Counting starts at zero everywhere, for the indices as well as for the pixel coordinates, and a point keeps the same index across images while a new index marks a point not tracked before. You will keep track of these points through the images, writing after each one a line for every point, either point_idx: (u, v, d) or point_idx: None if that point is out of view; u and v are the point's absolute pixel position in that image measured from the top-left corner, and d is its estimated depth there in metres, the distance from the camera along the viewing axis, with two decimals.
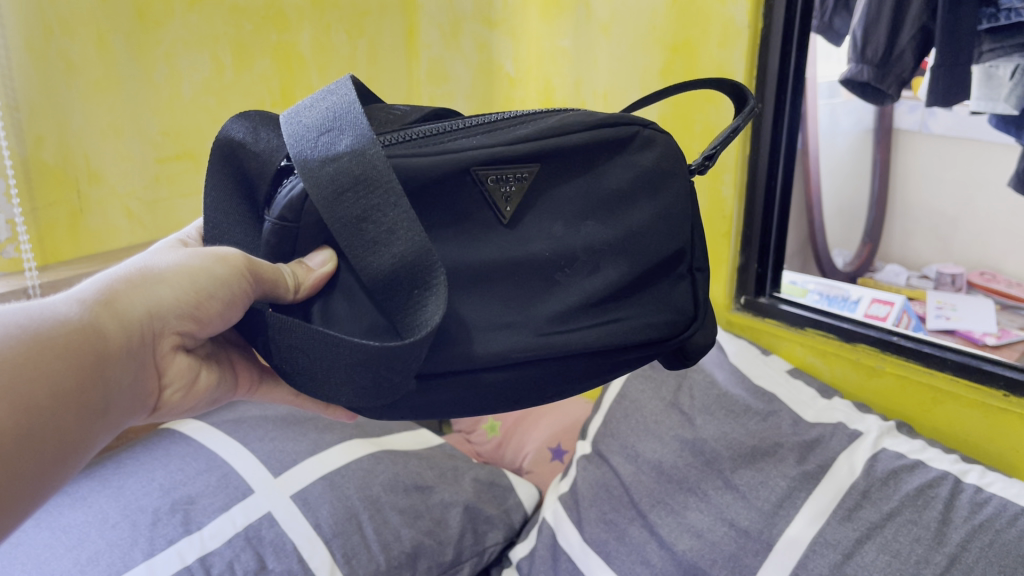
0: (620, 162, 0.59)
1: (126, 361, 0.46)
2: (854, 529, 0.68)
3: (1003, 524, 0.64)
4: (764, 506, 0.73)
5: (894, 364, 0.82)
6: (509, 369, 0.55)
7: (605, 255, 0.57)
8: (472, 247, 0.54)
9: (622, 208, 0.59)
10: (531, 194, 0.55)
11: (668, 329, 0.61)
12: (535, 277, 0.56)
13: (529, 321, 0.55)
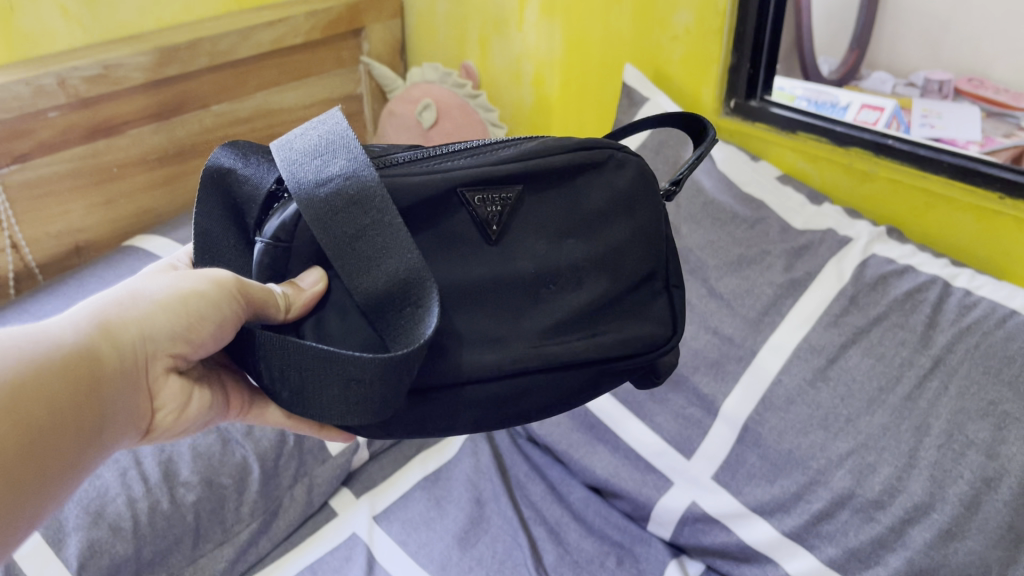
0: (597, 181, 0.55)
1: (115, 385, 0.43)
2: (840, 335, 0.68)
3: (991, 326, 0.63)
4: (749, 313, 0.73)
5: (888, 169, 0.79)
6: (492, 384, 0.51)
7: (588, 270, 0.54)
8: (458, 265, 0.50)
9: (602, 226, 0.55)
10: (515, 211, 0.51)
11: (650, 342, 0.58)
12: (521, 292, 0.52)
13: (520, 335, 0.51)
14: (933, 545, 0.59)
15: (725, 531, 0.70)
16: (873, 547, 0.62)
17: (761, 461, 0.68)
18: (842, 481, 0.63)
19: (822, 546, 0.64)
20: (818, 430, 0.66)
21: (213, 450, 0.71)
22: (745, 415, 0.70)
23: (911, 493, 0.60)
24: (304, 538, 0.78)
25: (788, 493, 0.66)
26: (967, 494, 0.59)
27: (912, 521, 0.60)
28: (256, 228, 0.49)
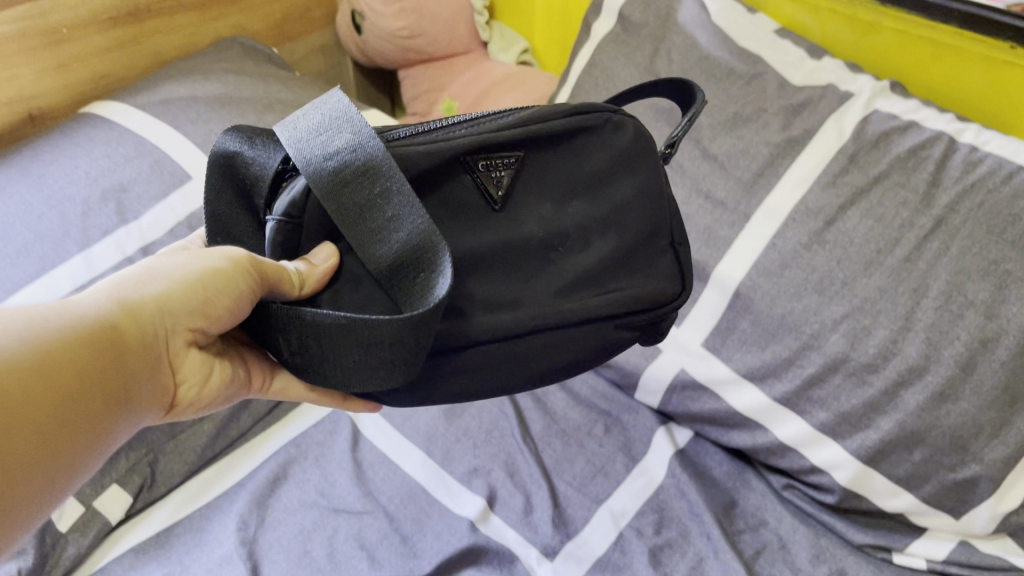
0: (595, 142, 0.53)
1: (138, 358, 0.42)
2: (839, 196, 0.65)
3: (997, 184, 0.60)
4: (744, 175, 0.69)
5: (894, 18, 0.74)
6: (504, 344, 0.50)
7: (594, 230, 0.53)
8: (465, 232, 0.49)
9: (604, 187, 0.53)
10: (518, 177, 0.50)
11: (664, 298, 0.56)
12: (529, 255, 0.50)
13: (532, 296, 0.50)
14: (925, 407, 0.59)
15: (714, 398, 0.69)
16: (865, 410, 0.61)
17: (753, 328, 0.67)
18: (836, 345, 0.62)
19: (812, 410, 0.64)
20: (813, 294, 0.63)
21: None
22: (737, 280, 0.67)
23: (905, 356, 0.59)
24: (287, 411, 0.77)
25: (778, 359, 0.65)
26: (962, 357, 0.58)
27: (906, 384, 0.59)
28: (266, 208, 0.47)
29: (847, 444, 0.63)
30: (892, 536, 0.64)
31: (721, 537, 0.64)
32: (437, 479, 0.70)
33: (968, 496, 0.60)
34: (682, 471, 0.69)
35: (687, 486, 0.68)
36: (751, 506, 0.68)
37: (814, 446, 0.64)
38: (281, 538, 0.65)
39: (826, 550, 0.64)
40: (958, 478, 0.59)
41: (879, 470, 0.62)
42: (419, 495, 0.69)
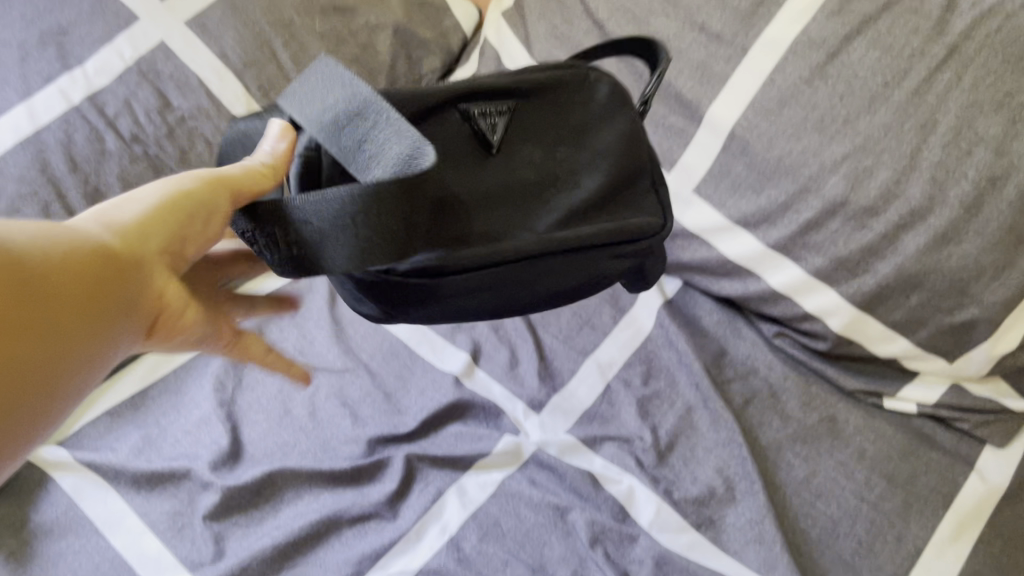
0: (576, 103, 0.53)
1: (109, 270, 0.35)
2: (845, 26, 0.59)
3: (1019, 8, 0.54)
4: (741, 6, 0.63)
5: None
6: (490, 267, 0.45)
7: (580, 168, 0.51)
8: (465, 178, 0.47)
9: (587, 134, 0.53)
10: (508, 125, 0.50)
11: (656, 228, 0.52)
12: (524, 195, 0.49)
13: (529, 225, 0.48)
14: (926, 250, 0.56)
15: (705, 246, 0.67)
16: (863, 255, 0.59)
17: (748, 171, 0.63)
18: (835, 188, 0.59)
19: (808, 257, 0.61)
20: (813, 134, 0.59)
21: (145, 179, 0.65)
22: (733, 121, 0.63)
23: (908, 198, 0.56)
24: None
25: (774, 204, 0.62)
26: (968, 197, 0.54)
27: (906, 227, 0.57)
28: None
29: (841, 290, 0.61)
30: (884, 381, 0.63)
31: (711, 387, 0.63)
32: (417, 337, 0.67)
33: (964, 340, 0.59)
34: (671, 322, 0.67)
35: (675, 337, 0.66)
36: (741, 355, 0.67)
37: (808, 293, 0.62)
38: (259, 399, 0.63)
39: (817, 397, 0.63)
40: (955, 321, 0.58)
41: (874, 316, 0.60)
42: (398, 355, 0.66)
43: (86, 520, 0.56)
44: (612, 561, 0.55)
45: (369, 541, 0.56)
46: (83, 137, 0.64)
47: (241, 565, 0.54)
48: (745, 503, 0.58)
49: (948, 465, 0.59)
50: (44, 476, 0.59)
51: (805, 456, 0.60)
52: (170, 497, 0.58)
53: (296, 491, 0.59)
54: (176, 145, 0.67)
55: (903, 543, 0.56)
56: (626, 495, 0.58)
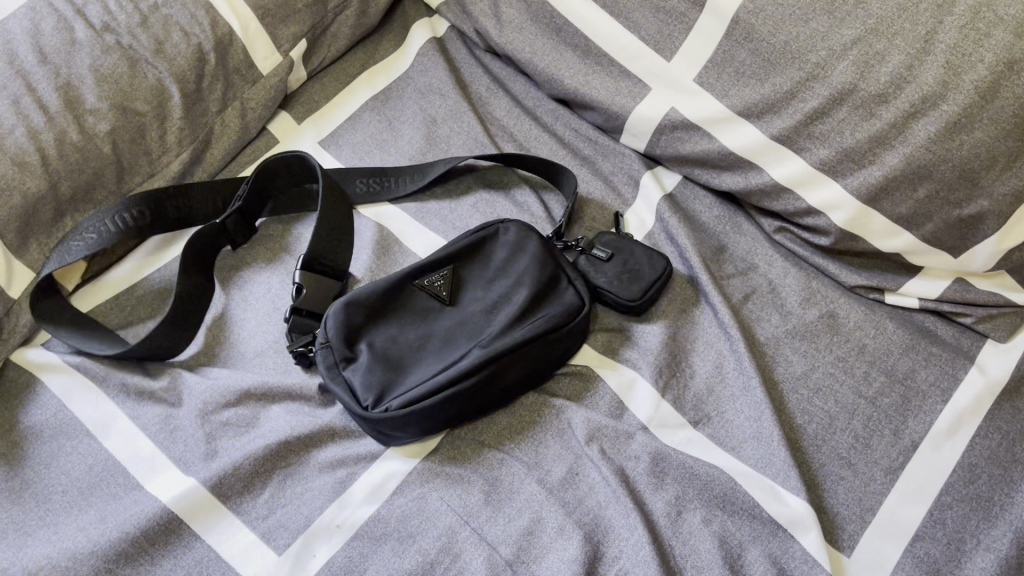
0: (501, 250, 0.62)
1: None
2: None
3: None
4: None
5: None
6: (427, 414, 0.53)
7: (505, 291, 0.59)
8: (399, 350, 0.56)
9: (511, 264, 0.61)
10: (432, 295, 0.59)
11: (576, 312, 0.58)
12: (454, 339, 0.57)
13: (456, 355, 0.55)
14: (937, 138, 0.53)
15: (706, 139, 0.64)
16: (870, 145, 0.56)
17: (752, 58, 0.60)
18: (843, 74, 0.56)
19: (813, 148, 0.59)
20: (822, 17, 0.57)
21: (120, 71, 0.62)
22: (736, 5, 0.59)
23: (921, 84, 0.53)
24: (245, 166, 0.71)
25: (779, 93, 0.59)
26: (984, 82, 0.52)
27: (918, 115, 0.54)
28: None
29: (847, 184, 0.58)
30: (887, 276, 0.62)
31: (710, 283, 0.61)
32: (416, 234, 0.67)
33: (971, 234, 0.57)
34: (670, 214, 0.66)
35: (674, 230, 0.65)
36: (740, 251, 0.66)
37: (814, 186, 0.60)
38: (250, 298, 0.63)
39: (817, 292, 0.62)
40: (964, 215, 0.56)
41: (880, 210, 0.58)
42: (394, 249, 0.66)
43: (76, 423, 0.56)
44: (607, 457, 0.54)
45: (365, 444, 0.56)
46: (50, 26, 0.61)
47: (233, 466, 0.53)
48: (742, 400, 0.57)
49: (950, 359, 0.58)
50: (32, 377, 0.58)
51: (804, 352, 0.59)
52: (161, 400, 0.57)
53: (286, 391, 0.57)
54: (150, 34, 0.63)
55: (901, 437, 0.56)
56: (625, 387, 0.58)
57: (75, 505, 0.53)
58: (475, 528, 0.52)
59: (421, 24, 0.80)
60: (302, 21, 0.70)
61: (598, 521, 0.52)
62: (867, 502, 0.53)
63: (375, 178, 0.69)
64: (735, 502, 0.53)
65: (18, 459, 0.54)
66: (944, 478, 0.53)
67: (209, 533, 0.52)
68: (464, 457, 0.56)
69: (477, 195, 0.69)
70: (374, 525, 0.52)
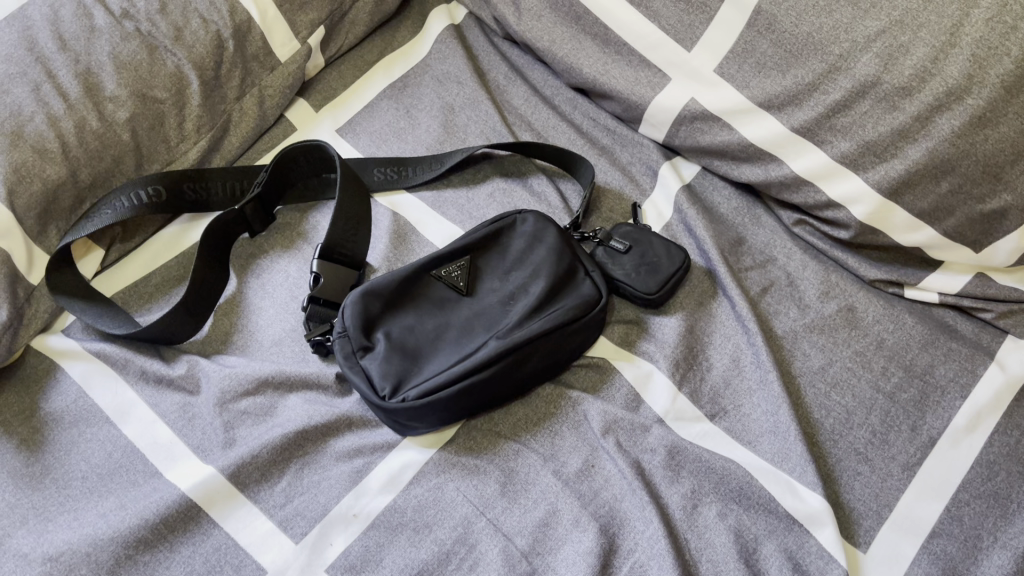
0: (519, 241, 0.61)
1: None
2: None
3: None
4: None
5: None
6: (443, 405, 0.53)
7: (522, 283, 0.59)
8: (415, 340, 0.56)
9: (528, 257, 0.60)
10: (449, 286, 0.59)
11: (592, 307, 0.58)
12: (470, 330, 0.57)
13: (472, 346, 0.55)
14: (961, 132, 0.53)
15: (726, 130, 0.64)
16: (892, 139, 0.55)
17: (774, 49, 0.59)
18: (867, 66, 0.55)
19: (834, 141, 0.58)
20: (846, 8, 0.56)
21: (139, 58, 0.62)
22: None
23: (945, 77, 0.53)
24: (263, 153, 0.71)
25: (801, 84, 0.58)
26: (1010, 75, 0.51)
27: (942, 109, 0.53)
28: None
29: (868, 177, 0.58)
30: (906, 270, 0.61)
31: (728, 275, 0.61)
32: (433, 223, 0.67)
33: (993, 229, 0.56)
34: (688, 206, 0.65)
35: (693, 222, 0.64)
36: (759, 243, 0.65)
37: (835, 179, 0.59)
38: (268, 286, 0.64)
39: (836, 286, 0.62)
40: (986, 210, 0.55)
41: (901, 204, 0.57)
42: (411, 238, 0.66)
43: (96, 410, 0.56)
44: (623, 450, 0.54)
45: (382, 434, 0.56)
46: (70, 12, 0.62)
47: (251, 454, 0.54)
48: (760, 394, 0.57)
49: (969, 355, 0.58)
50: (52, 364, 0.58)
51: (822, 346, 0.59)
52: (180, 388, 0.58)
53: (304, 380, 0.58)
54: (169, 21, 0.63)
55: (919, 433, 0.55)
56: (641, 379, 0.58)
57: (95, 491, 0.53)
58: (491, 519, 0.52)
59: (439, 11, 0.79)
60: (320, 8, 0.70)
61: (614, 514, 0.52)
62: (884, 498, 0.53)
63: (392, 167, 0.68)
64: (751, 496, 0.53)
65: (38, 445, 0.55)
66: (961, 475, 0.53)
67: (227, 521, 0.52)
68: (481, 448, 0.56)
69: (494, 184, 0.69)
70: (391, 515, 0.52)
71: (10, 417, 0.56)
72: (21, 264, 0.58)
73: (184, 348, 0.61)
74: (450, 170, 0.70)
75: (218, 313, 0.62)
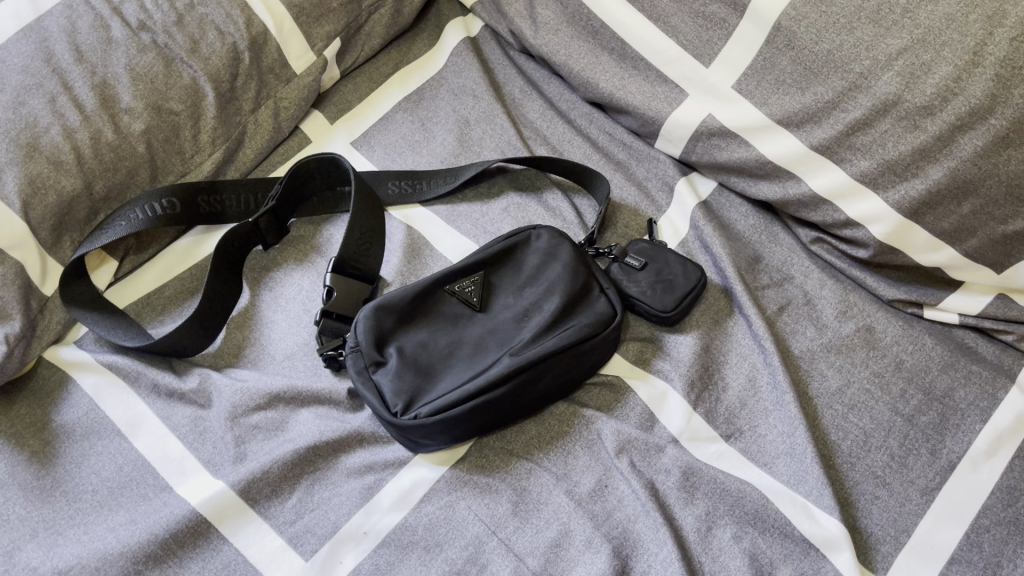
0: (533, 257, 0.61)
1: None
2: None
3: None
4: None
5: None
6: (454, 422, 0.53)
7: (536, 300, 0.58)
8: (428, 356, 0.56)
9: (542, 273, 0.60)
10: (463, 302, 0.58)
11: (606, 326, 0.57)
12: (482, 346, 0.56)
13: (485, 363, 0.55)
14: (984, 153, 0.52)
15: (743, 147, 0.63)
16: (914, 158, 0.55)
17: (793, 66, 0.59)
18: (888, 85, 0.54)
19: (854, 160, 0.58)
20: (866, 26, 0.55)
21: (156, 70, 0.62)
22: (779, 11, 0.58)
23: (967, 97, 0.52)
24: (277, 165, 0.71)
25: (820, 102, 0.58)
26: None
27: (964, 129, 0.52)
28: None
29: (887, 197, 0.57)
30: (926, 291, 0.61)
31: (744, 294, 0.61)
32: (447, 238, 0.66)
33: (1015, 251, 0.55)
34: (704, 222, 0.65)
35: (709, 239, 0.64)
36: (776, 261, 0.65)
37: (853, 198, 0.59)
38: (281, 299, 0.63)
39: (854, 306, 0.61)
40: (1009, 231, 0.54)
41: (921, 224, 0.56)
42: (424, 252, 0.65)
43: (107, 423, 0.56)
44: (637, 471, 0.54)
45: (394, 451, 0.56)
46: (87, 24, 0.61)
47: (261, 470, 0.53)
48: (776, 415, 0.56)
49: (989, 378, 0.57)
50: (64, 375, 0.58)
51: (839, 366, 0.58)
52: (191, 402, 0.57)
53: (316, 395, 0.57)
54: (186, 32, 0.63)
55: (939, 457, 0.54)
56: (657, 399, 0.58)
57: (105, 505, 0.53)
58: (502, 539, 0.51)
59: (455, 23, 0.79)
60: (336, 20, 0.70)
61: (627, 535, 0.52)
62: (902, 524, 0.52)
63: (407, 180, 0.68)
64: (767, 520, 0.52)
65: (49, 458, 0.55)
66: (981, 501, 0.52)
67: (237, 537, 0.52)
68: (493, 466, 0.55)
69: (509, 199, 0.69)
70: (402, 533, 0.52)
71: (21, 429, 0.56)
72: (34, 275, 0.58)
73: (196, 361, 0.60)
74: (464, 185, 0.70)
75: (232, 326, 0.62)
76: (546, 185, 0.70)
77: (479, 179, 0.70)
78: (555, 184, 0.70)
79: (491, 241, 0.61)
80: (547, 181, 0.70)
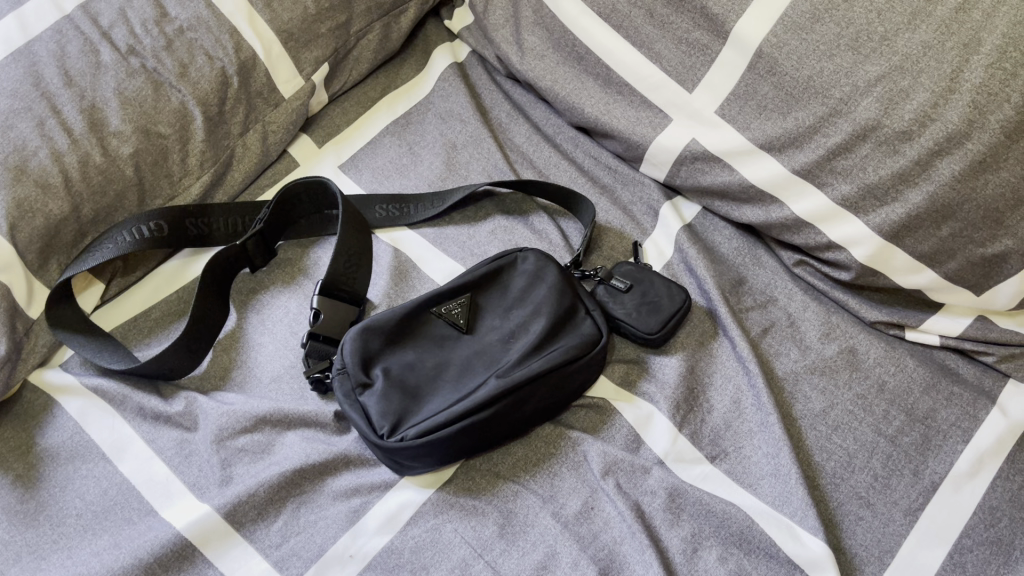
0: (520, 278, 0.61)
1: None
2: None
3: None
4: None
5: None
6: (440, 443, 0.53)
7: (523, 322, 0.59)
8: (417, 380, 0.56)
9: (530, 293, 0.60)
10: (450, 325, 0.59)
11: (591, 348, 0.58)
12: (470, 367, 0.56)
13: (470, 385, 0.55)
14: (962, 177, 0.53)
15: (727, 170, 0.64)
16: (893, 182, 0.56)
17: (775, 91, 0.60)
18: (868, 110, 0.55)
19: (834, 183, 0.58)
20: (846, 53, 0.56)
21: (144, 94, 0.62)
22: (760, 38, 0.59)
23: (945, 122, 0.53)
24: (265, 188, 0.71)
25: (801, 127, 0.59)
26: (1010, 122, 0.51)
27: (942, 153, 0.53)
28: None
29: (868, 221, 0.58)
30: (908, 313, 0.61)
31: (729, 316, 0.61)
32: (434, 260, 0.67)
33: (994, 273, 0.56)
34: (689, 244, 0.65)
35: (694, 262, 0.64)
36: (760, 283, 0.66)
37: (835, 221, 0.59)
38: (268, 321, 0.64)
39: (837, 327, 0.62)
40: (987, 254, 0.55)
41: (902, 247, 0.57)
42: (412, 275, 0.66)
43: (92, 446, 0.56)
44: (623, 492, 0.54)
45: (381, 473, 0.56)
46: (76, 48, 0.62)
47: (247, 493, 0.53)
48: (761, 436, 0.57)
49: (971, 399, 0.58)
50: (49, 399, 0.58)
51: (823, 388, 0.59)
52: (177, 425, 0.57)
53: (302, 418, 0.57)
54: (175, 58, 0.63)
55: (922, 477, 0.55)
56: (642, 420, 0.58)
57: (89, 529, 0.53)
58: (489, 561, 0.52)
59: (443, 48, 0.80)
60: (324, 45, 0.71)
61: (613, 557, 0.52)
62: (886, 544, 0.52)
63: (395, 203, 0.69)
64: (752, 541, 0.52)
65: (33, 482, 0.55)
66: (964, 521, 0.53)
67: (222, 561, 0.51)
68: (480, 488, 0.55)
69: (495, 221, 0.69)
70: (388, 556, 0.52)
71: (5, 454, 0.56)
72: (20, 297, 0.58)
73: (182, 383, 0.60)
74: (451, 207, 0.70)
75: (218, 349, 0.62)
76: (530, 205, 0.70)
77: (466, 202, 0.71)
78: (539, 206, 0.70)
79: (480, 264, 0.62)
80: (531, 202, 0.71)
